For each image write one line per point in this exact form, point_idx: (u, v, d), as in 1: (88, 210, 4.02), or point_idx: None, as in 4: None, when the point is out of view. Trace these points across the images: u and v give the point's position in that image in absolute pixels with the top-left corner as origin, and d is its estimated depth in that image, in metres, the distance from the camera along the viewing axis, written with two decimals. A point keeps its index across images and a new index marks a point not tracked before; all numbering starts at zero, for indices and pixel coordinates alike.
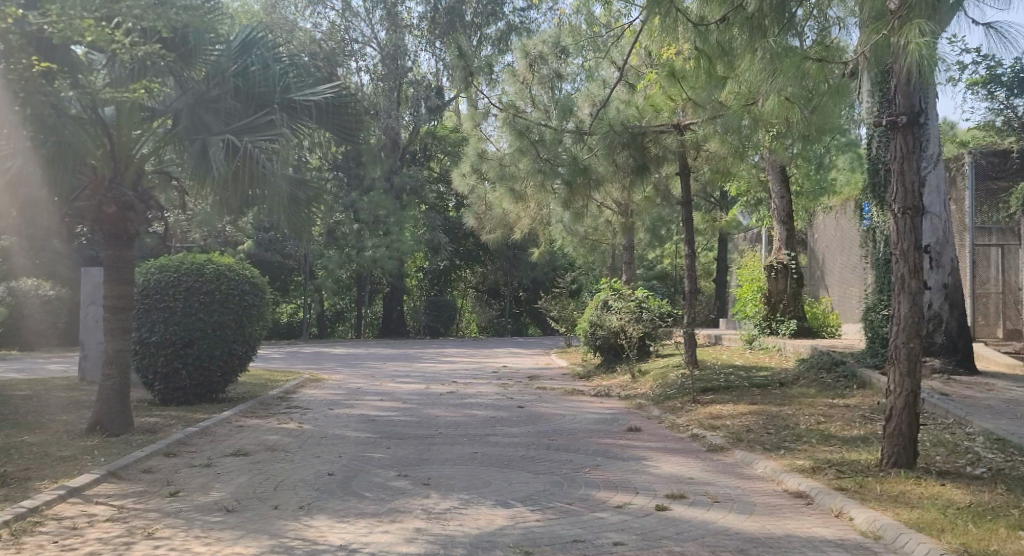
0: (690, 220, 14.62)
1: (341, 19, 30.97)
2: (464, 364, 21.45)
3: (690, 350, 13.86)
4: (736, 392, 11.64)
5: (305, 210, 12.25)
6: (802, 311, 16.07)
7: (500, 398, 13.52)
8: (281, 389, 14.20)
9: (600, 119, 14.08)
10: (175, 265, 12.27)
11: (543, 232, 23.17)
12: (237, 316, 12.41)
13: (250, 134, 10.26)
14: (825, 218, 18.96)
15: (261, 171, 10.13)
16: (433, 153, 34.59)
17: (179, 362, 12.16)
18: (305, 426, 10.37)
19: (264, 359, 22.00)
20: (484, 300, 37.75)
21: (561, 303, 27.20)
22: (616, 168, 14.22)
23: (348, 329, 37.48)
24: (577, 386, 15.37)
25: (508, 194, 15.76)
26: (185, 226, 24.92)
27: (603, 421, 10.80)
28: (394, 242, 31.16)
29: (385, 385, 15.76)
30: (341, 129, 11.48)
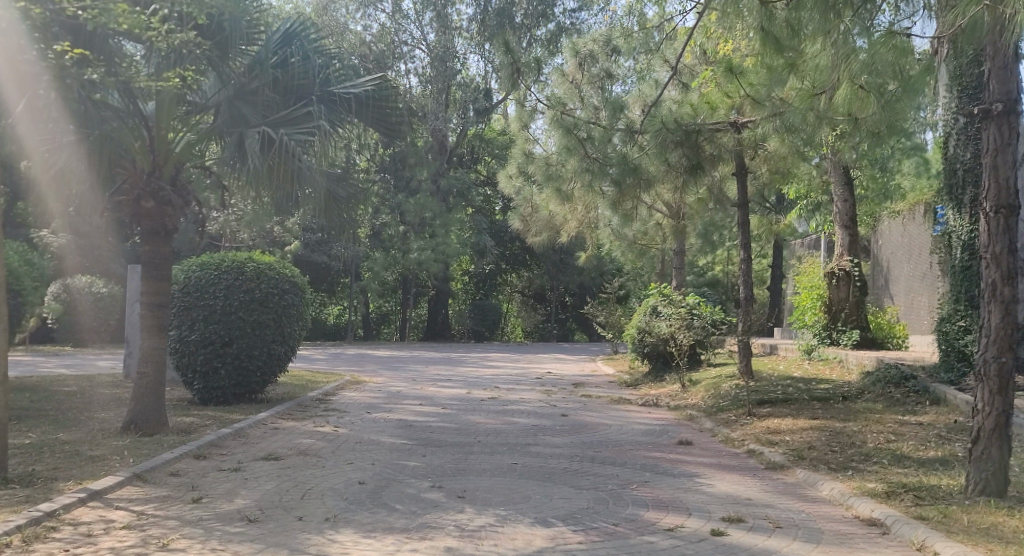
0: (746, 223, 13.91)
1: (391, 21, 30.71)
2: (508, 369, 20.94)
3: (745, 360, 13.22)
4: (795, 405, 11.04)
5: (344, 211, 11.81)
6: (864, 321, 15.37)
7: (545, 405, 12.98)
8: (319, 391, 13.79)
9: (652, 117, 13.47)
10: (215, 263, 11.97)
11: (591, 236, 22.59)
12: (276, 316, 12.02)
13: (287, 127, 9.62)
14: (892, 224, 18.22)
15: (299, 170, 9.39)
16: (481, 155, 34.56)
17: (218, 362, 11.74)
18: (340, 430, 9.91)
19: (306, 360, 21.70)
20: (529, 305, 37.64)
21: (609, 309, 26.59)
22: (668, 167, 13.63)
23: (392, 332, 37.23)
24: (625, 395, 14.79)
25: (556, 195, 15.21)
26: (232, 224, 24.73)
27: (653, 432, 10.20)
28: (439, 245, 30.78)
29: (426, 388, 15.29)
30: (381, 123, 11.25)
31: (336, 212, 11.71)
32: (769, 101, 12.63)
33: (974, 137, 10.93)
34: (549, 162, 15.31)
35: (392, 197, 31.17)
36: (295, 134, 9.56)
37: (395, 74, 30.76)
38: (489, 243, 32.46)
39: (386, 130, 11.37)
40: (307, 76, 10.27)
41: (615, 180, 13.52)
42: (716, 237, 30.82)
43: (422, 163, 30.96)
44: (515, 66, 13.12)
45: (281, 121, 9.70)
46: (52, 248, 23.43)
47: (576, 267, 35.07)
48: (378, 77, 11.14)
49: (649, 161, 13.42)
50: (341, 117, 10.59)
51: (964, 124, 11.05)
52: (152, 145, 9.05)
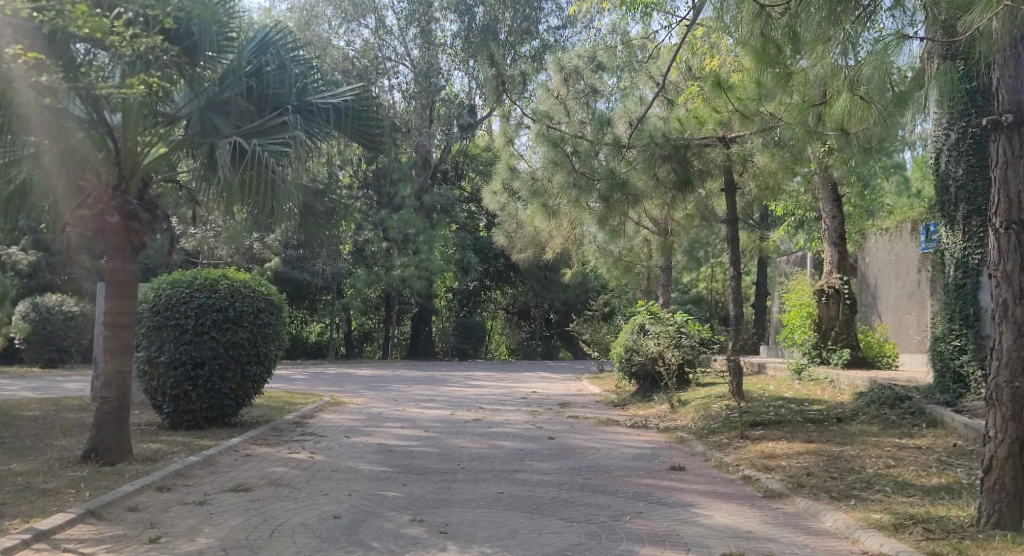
0: (735, 239, 13.59)
1: (374, 37, 30.41)
2: (492, 388, 20.52)
3: (735, 381, 12.89)
4: (788, 428, 10.72)
5: (322, 228, 11.38)
6: (854, 339, 15.07)
7: (530, 428, 12.59)
8: (297, 413, 13.34)
9: (639, 131, 13.21)
10: (186, 281, 11.53)
11: (577, 253, 22.28)
12: (251, 335, 11.61)
13: (259, 138, 9.26)
14: (877, 242, 17.98)
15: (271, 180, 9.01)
16: (465, 172, 34.27)
17: (189, 384, 11.29)
18: (317, 456, 9.47)
19: (285, 379, 21.21)
20: (514, 322, 37.29)
21: (594, 327, 26.28)
22: (657, 182, 13.15)
23: (374, 350, 36.73)
24: (611, 415, 14.42)
25: (541, 211, 14.86)
26: (210, 242, 24.25)
27: (642, 457, 9.83)
28: (423, 261, 30.39)
29: (408, 410, 14.85)
30: (362, 137, 10.83)
31: (313, 228, 11.29)
32: (758, 114, 12.36)
33: (967, 152, 10.66)
34: (534, 177, 14.95)
35: (375, 213, 30.73)
36: (267, 144, 9.20)
37: (378, 90, 30.42)
38: (472, 260, 32.14)
39: (367, 144, 10.93)
40: (283, 85, 9.89)
41: (601, 195, 13.18)
42: (702, 254, 30.57)
43: (405, 180, 30.58)
44: (501, 78, 12.86)
45: (254, 132, 9.35)
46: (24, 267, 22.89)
47: (561, 284, 34.73)
48: (358, 87, 10.70)
49: (636, 176, 13.10)
50: (317, 127, 10.14)
51: (957, 139, 10.78)
52: (118, 157, 8.74)
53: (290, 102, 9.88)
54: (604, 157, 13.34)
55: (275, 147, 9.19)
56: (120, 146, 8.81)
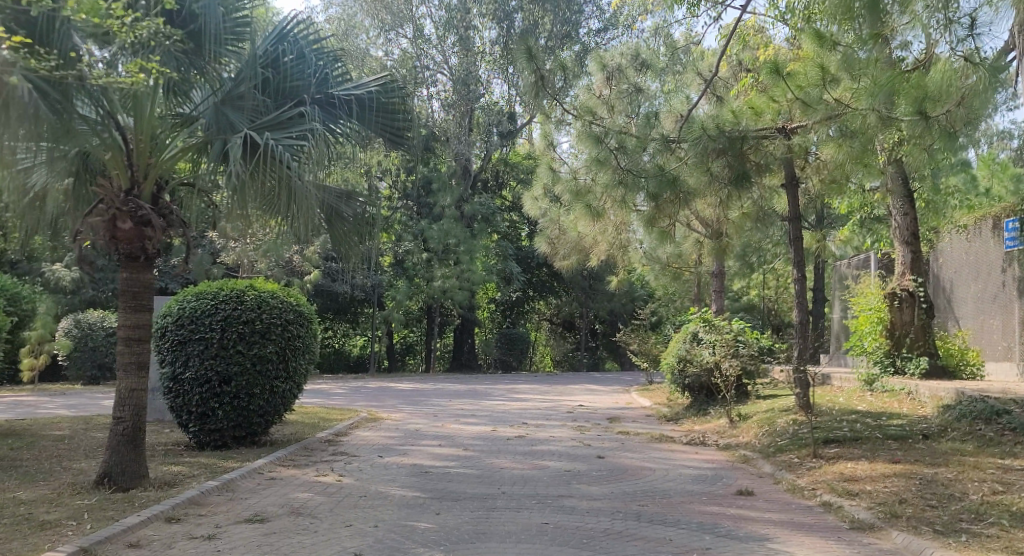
0: (798, 238, 12.52)
1: (412, 46, 29.80)
2: (537, 401, 19.61)
3: (804, 393, 12.15)
4: (867, 446, 9.76)
5: (346, 234, 10.55)
6: (932, 347, 14.11)
7: (578, 445, 11.68)
8: (330, 431, 12.57)
9: (692, 124, 12.25)
10: (212, 292, 10.74)
11: (622, 258, 21.34)
12: (280, 349, 10.80)
13: (273, 131, 8.41)
14: (952, 238, 16.97)
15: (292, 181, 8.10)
16: (506, 181, 33.52)
17: (215, 402, 10.53)
18: (345, 479, 8.63)
19: (324, 394, 20.49)
20: (558, 333, 36.46)
21: (643, 336, 25.33)
22: (711, 178, 12.11)
23: (417, 363, 36.05)
24: (665, 431, 13.46)
25: (585, 213, 13.93)
26: (249, 255, 23.70)
27: (703, 479, 8.89)
28: (464, 272, 29.63)
29: (448, 426, 14.01)
30: (388, 133, 10.02)
31: (337, 232, 10.52)
32: (820, 103, 11.49)
33: None
34: (579, 176, 14.04)
35: (415, 223, 30.05)
36: (283, 139, 8.35)
37: (418, 99, 29.79)
38: (515, 270, 31.31)
39: (393, 140, 10.08)
40: (300, 76, 9.14)
41: (652, 193, 12.28)
42: (753, 259, 29.47)
43: (446, 189, 29.93)
44: (541, 72, 12.23)
45: (269, 125, 8.52)
46: (64, 282, 22.49)
47: (606, 293, 33.79)
48: (383, 77, 9.93)
49: (688, 172, 12.14)
50: (338, 121, 9.38)
51: None
52: (129, 157, 7.88)
53: (308, 93, 9.13)
54: (652, 153, 12.45)
55: (292, 142, 8.32)
56: (132, 147, 7.97)
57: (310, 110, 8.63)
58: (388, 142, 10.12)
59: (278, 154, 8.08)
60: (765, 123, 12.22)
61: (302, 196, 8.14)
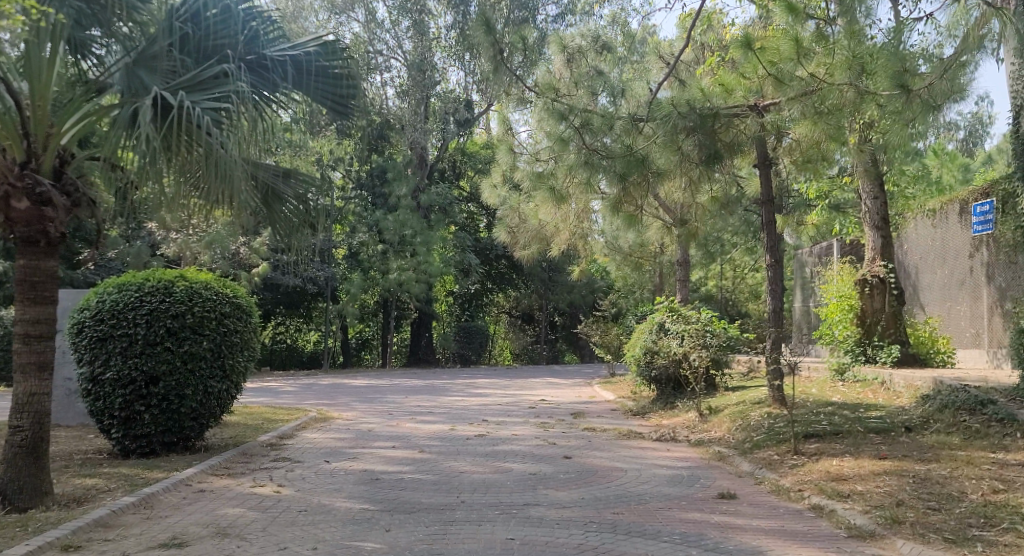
0: (771, 220, 11.83)
1: (364, 31, 28.83)
2: (496, 397, 18.85)
3: (777, 385, 11.50)
4: (848, 440, 9.06)
5: (285, 215, 9.69)
6: (904, 334, 13.53)
7: (541, 444, 10.91)
8: (274, 433, 11.64)
9: (659, 102, 11.51)
10: (137, 283, 9.83)
11: (583, 247, 20.64)
12: (214, 345, 9.91)
13: (189, 92, 7.65)
14: (917, 223, 16.40)
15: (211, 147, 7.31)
16: (463, 171, 32.72)
17: (141, 405, 9.62)
18: (285, 490, 7.76)
19: (272, 393, 19.55)
20: (518, 325, 35.69)
21: (604, 328, 24.68)
22: (681, 158, 11.33)
23: (373, 358, 35.14)
24: (632, 427, 12.75)
25: (547, 196, 13.25)
26: (193, 246, 22.73)
27: (679, 482, 8.16)
28: (421, 263, 28.71)
29: (403, 425, 13.15)
30: (330, 102, 9.16)
31: (276, 214, 9.66)
32: (794, 79, 10.77)
33: None
34: (540, 159, 13.30)
35: (370, 213, 29.11)
36: (202, 101, 7.54)
37: (371, 86, 28.85)
38: (473, 261, 30.47)
39: (335, 109, 9.22)
40: (226, 33, 8.39)
41: (619, 173, 11.52)
42: (715, 250, 28.96)
43: (401, 178, 29.01)
44: (499, 46, 11.57)
45: (186, 85, 7.73)
46: None
47: (566, 284, 33.08)
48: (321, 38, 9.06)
49: (656, 151, 11.41)
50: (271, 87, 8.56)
51: None
52: (23, 124, 7.11)
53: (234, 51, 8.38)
54: (616, 133, 11.69)
55: (212, 105, 7.49)
56: (27, 115, 7.19)
57: (233, 69, 7.79)
58: (330, 112, 9.26)
59: (194, 116, 7.27)
60: (737, 99, 11.48)
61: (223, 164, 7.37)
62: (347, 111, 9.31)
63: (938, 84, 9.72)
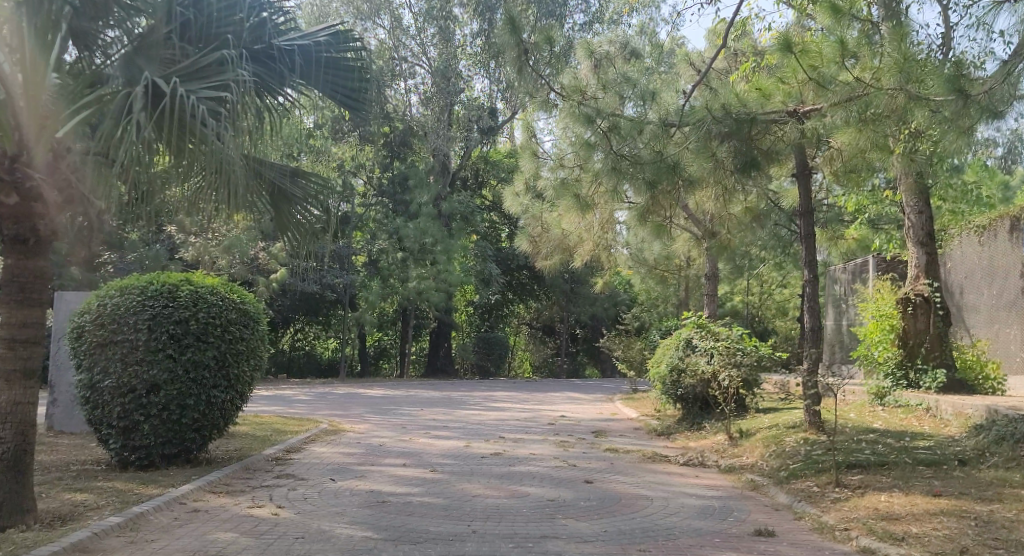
0: (811, 234, 11.17)
1: (390, 37, 28.27)
2: (515, 411, 18.22)
3: (814, 410, 10.84)
4: (896, 472, 8.36)
5: (290, 216, 9.28)
6: (949, 358, 12.78)
7: (562, 466, 10.29)
8: (281, 446, 11.10)
9: (694, 108, 10.89)
10: (139, 286, 9.32)
11: (607, 257, 20.00)
12: (218, 354, 9.39)
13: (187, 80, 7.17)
14: (963, 240, 15.63)
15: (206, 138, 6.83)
16: (486, 179, 32.21)
17: (140, 415, 9.08)
18: (283, 512, 7.19)
19: (285, 401, 19.01)
20: (538, 337, 35.05)
21: (627, 342, 24.05)
22: (715, 165, 10.71)
23: (391, 367, 34.62)
24: (658, 448, 12.11)
25: (573, 204, 12.65)
26: (211, 250, 22.34)
27: (710, 514, 7.52)
28: (442, 272, 28.16)
29: (417, 440, 12.56)
30: (340, 96, 8.96)
31: (281, 214, 9.24)
32: (836, 83, 10.21)
33: None
34: (565, 165, 12.72)
35: (391, 220, 28.56)
36: (198, 90, 7.09)
37: (394, 92, 28.41)
38: (494, 271, 29.92)
39: (346, 105, 9.01)
40: (231, 20, 8.10)
41: (647, 180, 10.93)
42: (743, 264, 28.18)
43: (423, 186, 28.51)
44: (523, 46, 10.87)
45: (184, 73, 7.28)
46: None
47: (589, 297, 32.43)
48: (333, 27, 8.94)
49: (689, 157, 10.81)
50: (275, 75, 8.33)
51: None
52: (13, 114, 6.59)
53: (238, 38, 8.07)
54: (647, 139, 11.07)
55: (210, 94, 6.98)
56: (16, 103, 6.67)
57: (233, 57, 7.36)
58: (341, 107, 9.05)
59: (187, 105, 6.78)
60: (775, 105, 10.89)
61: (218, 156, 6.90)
62: (358, 107, 9.09)
63: (998, 89, 9.23)
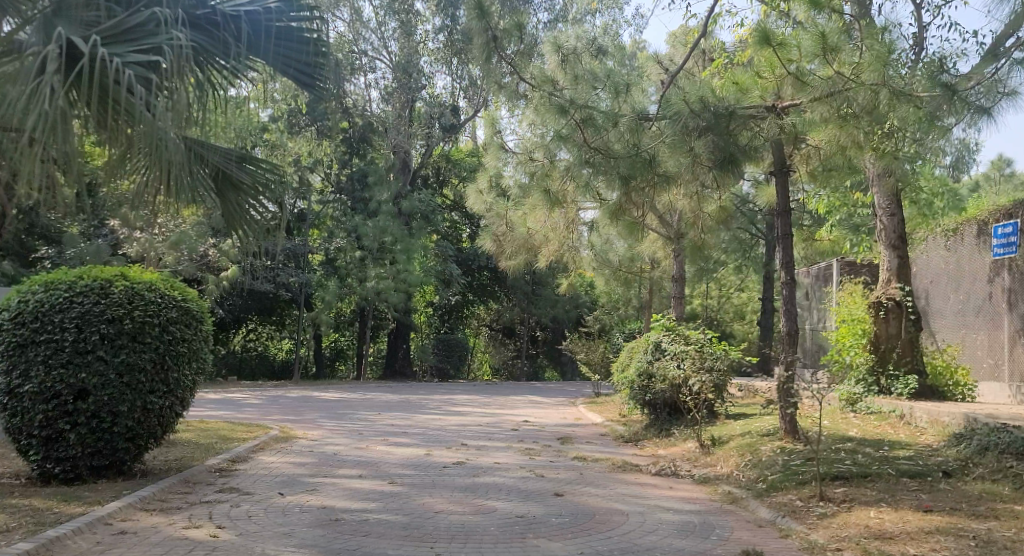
0: (788, 232, 10.63)
1: (350, 30, 27.42)
2: (476, 416, 17.59)
3: (789, 419, 10.30)
4: (880, 485, 7.86)
5: (238, 205, 8.60)
6: (921, 363, 12.31)
7: (528, 477, 9.70)
8: (226, 456, 10.35)
9: (669, 98, 10.34)
10: (67, 282, 8.61)
11: (570, 257, 19.48)
12: (156, 357, 8.68)
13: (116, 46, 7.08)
14: (930, 244, 15.28)
15: (137, 112, 6.64)
16: (447, 178, 31.58)
17: (66, 423, 8.37)
18: (223, 535, 6.55)
19: (235, 405, 18.18)
20: (499, 339, 34.40)
21: (590, 345, 23.53)
22: (693, 161, 10.18)
23: (348, 369, 33.81)
24: (625, 456, 11.54)
25: (542, 199, 12.10)
26: (158, 247, 21.46)
27: (688, 532, 6.98)
28: (401, 272, 27.41)
29: (373, 448, 11.89)
30: (293, 70, 8.38)
31: (228, 203, 8.55)
32: (815, 77, 9.61)
33: None
34: (531, 159, 12.20)
35: (349, 218, 27.77)
36: (126, 55, 6.98)
37: (353, 87, 27.71)
38: (454, 272, 29.25)
39: (299, 80, 8.42)
40: None
41: (622, 176, 10.39)
42: (707, 266, 27.79)
43: (383, 183, 28.03)
44: (491, 32, 10.25)
45: (108, 34, 7.20)
46: None
47: (550, 298, 31.89)
48: None
49: (665, 151, 10.31)
50: (214, 41, 7.88)
51: None
52: None
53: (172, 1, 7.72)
54: (622, 130, 10.50)
55: (139, 60, 6.83)
56: None
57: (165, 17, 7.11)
58: (295, 83, 8.45)
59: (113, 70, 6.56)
60: (754, 99, 10.31)
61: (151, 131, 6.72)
62: (313, 83, 8.49)
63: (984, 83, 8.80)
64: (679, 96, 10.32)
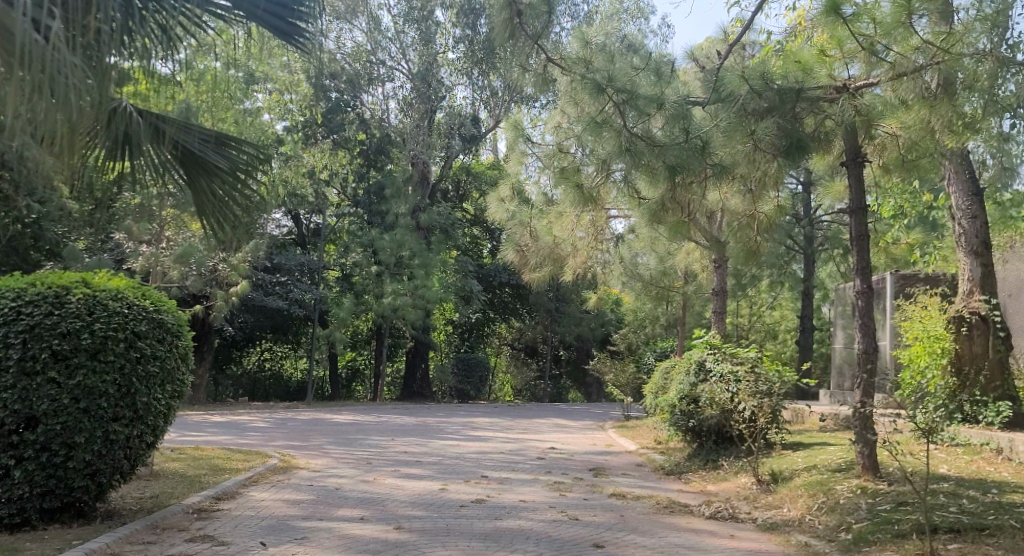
0: (863, 233, 9.20)
1: (367, 39, 26.16)
2: (497, 442, 16.08)
3: (868, 453, 8.77)
4: (1006, 542, 6.31)
5: (214, 192, 7.34)
6: (1012, 388, 10.81)
7: (561, 520, 8.22)
8: (210, 493, 8.90)
9: (723, 79, 8.90)
10: (17, 290, 7.22)
11: (598, 270, 18.03)
12: (118, 378, 7.27)
13: None
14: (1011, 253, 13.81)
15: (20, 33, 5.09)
16: (467, 191, 30.34)
17: (11, 457, 6.97)
18: None
19: (237, 429, 16.77)
20: (521, 359, 32.87)
21: (619, 365, 22.01)
22: (753, 149, 8.70)
23: (365, 390, 32.45)
24: (672, 494, 10.04)
25: (574, 198, 10.63)
26: (164, 261, 20.06)
27: None
28: (419, 288, 25.82)
29: (381, 481, 10.43)
30: (262, 12, 6.83)
31: (201, 190, 7.30)
32: (888, 53, 8.21)
33: None
34: (563, 152, 10.83)
35: (365, 232, 26.33)
36: None
37: (370, 97, 26.55)
38: (475, 288, 27.83)
39: (273, 26, 6.87)
40: None
41: (670, 165, 8.98)
42: (741, 280, 26.32)
43: (400, 196, 26.28)
44: (515, 6, 8.39)
45: None
46: None
47: (575, 317, 30.45)
48: None
49: (719, 139, 8.89)
50: None
51: None
52: None
53: None
54: (666, 114, 9.10)
55: None
56: None
57: None
58: (271, 32, 6.91)
59: None
60: (822, 79, 8.82)
61: (40, 61, 5.15)
62: (294, 31, 6.94)
63: None
64: (730, 73, 9.03)
